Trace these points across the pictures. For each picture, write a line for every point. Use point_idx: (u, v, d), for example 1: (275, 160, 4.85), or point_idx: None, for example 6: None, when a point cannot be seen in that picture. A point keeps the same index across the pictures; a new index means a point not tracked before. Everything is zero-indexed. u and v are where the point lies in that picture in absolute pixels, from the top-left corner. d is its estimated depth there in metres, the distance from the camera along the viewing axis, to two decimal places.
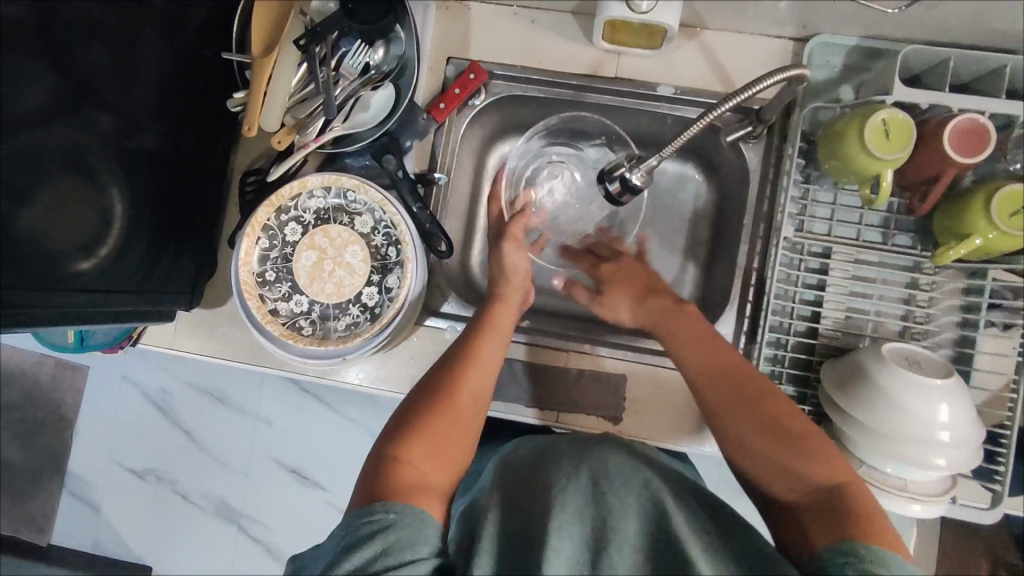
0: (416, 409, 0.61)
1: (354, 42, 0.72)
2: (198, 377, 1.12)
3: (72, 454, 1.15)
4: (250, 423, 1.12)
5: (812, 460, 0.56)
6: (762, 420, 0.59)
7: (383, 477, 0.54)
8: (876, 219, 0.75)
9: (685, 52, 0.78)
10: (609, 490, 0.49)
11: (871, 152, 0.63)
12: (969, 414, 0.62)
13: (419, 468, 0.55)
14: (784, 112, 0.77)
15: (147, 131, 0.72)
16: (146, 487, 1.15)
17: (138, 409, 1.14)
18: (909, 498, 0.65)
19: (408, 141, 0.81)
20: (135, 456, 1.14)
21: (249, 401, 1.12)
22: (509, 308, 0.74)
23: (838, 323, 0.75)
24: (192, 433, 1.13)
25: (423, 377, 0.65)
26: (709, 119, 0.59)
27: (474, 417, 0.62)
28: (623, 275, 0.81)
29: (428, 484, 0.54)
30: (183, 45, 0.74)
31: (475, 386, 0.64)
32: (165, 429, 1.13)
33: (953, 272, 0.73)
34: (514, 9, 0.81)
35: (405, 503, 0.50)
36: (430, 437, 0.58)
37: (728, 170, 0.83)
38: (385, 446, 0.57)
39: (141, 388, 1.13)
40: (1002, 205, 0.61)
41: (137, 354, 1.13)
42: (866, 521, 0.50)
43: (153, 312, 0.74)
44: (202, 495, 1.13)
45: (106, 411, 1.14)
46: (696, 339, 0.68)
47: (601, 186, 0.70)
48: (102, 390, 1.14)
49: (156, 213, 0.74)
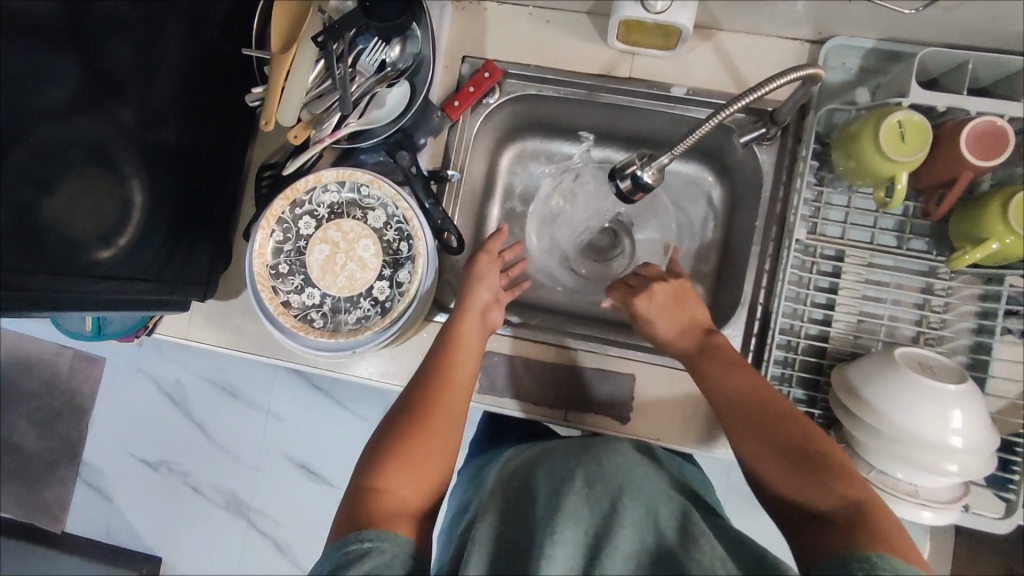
0: (390, 433, 0.62)
1: (371, 40, 0.73)
2: (211, 371, 1.14)
3: (86, 444, 1.17)
4: (262, 418, 1.13)
5: (834, 480, 0.55)
6: (782, 443, 0.59)
7: (362, 505, 0.55)
8: (891, 223, 0.74)
9: (699, 53, 0.78)
10: (604, 494, 0.48)
11: (886, 156, 0.62)
12: (981, 419, 0.61)
13: (399, 494, 0.57)
14: (799, 114, 0.76)
15: (168, 124, 0.74)
16: (158, 478, 1.16)
17: (151, 401, 1.16)
18: (919, 504, 0.64)
19: (422, 139, 0.82)
20: (148, 447, 1.16)
21: (260, 396, 1.13)
22: (472, 313, 0.73)
23: (850, 327, 0.74)
24: (204, 426, 1.15)
25: (399, 395, 0.66)
26: (719, 119, 0.60)
27: (449, 438, 0.63)
28: (656, 315, 0.75)
29: (407, 508, 0.56)
30: (206, 41, 0.75)
31: (450, 407, 0.65)
32: (177, 421, 1.15)
33: (969, 278, 0.72)
34: (530, 9, 0.82)
35: (378, 530, 0.52)
36: (410, 452, 0.60)
37: (740, 172, 0.83)
38: (361, 474, 0.59)
39: (155, 380, 1.15)
40: (1018, 211, 0.60)
41: (152, 347, 1.15)
42: (882, 532, 0.49)
43: (169, 301, 0.76)
44: (213, 488, 1.15)
45: (120, 402, 1.16)
46: (718, 370, 0.67)
47: (611, 184, 0.69)
48: (117, 381, 1.16)
49: (173, 202, 0.75)
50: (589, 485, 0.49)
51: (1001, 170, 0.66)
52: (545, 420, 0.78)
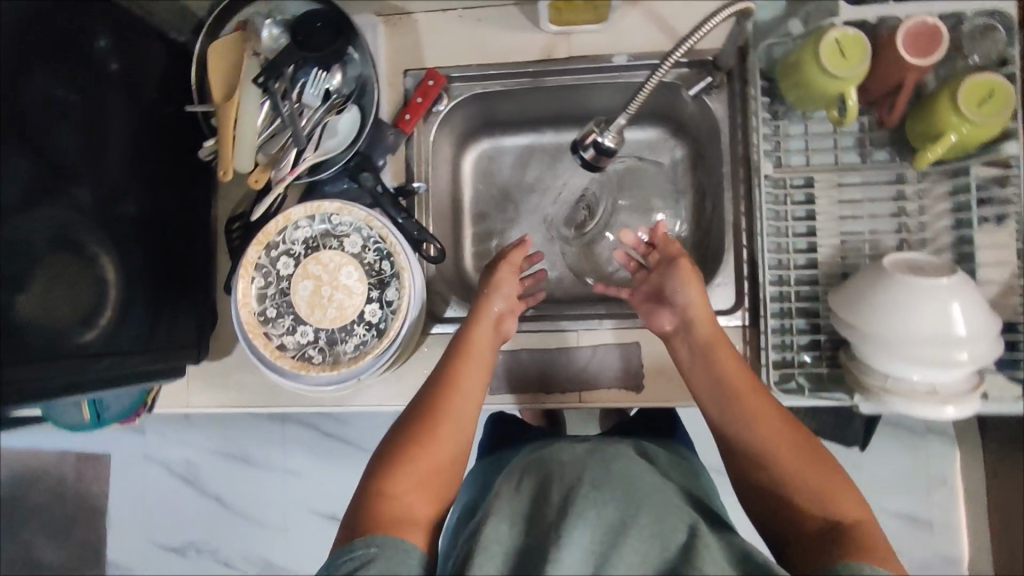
0: (399, 440, 0.61)
1: (311, 71, 0.74)
2: (220, 442, 1.12)
3: (108, 544, 1.14)
4: (280, 478, 1.11)
5: (825, 491, 0.56)
6: (785, 436, 0.60)
7: (368, 513, 0.55)
8: (850, 142, 0.76)
9: (632, 19, 0.80)
10: (612, 494, 0.49)
11: (828, 73, 0.64)
12: (979, 308, 0.62)
13: (405, 501, 0.56)
14: (740, 57, 0.78)
15: (128, 195, 0.73)
16: (187, 562, 1.13)
17: (164, 486, 1.13)
18: (940, 401, 0.62)
19: (382, 158, 0.82)
20: (170, 533, 1.13)
21: (274, 457, 1.11)
22: (484, 321, 0.71)
23: (836, 249, 0.75)
24: (223, 499, 1.12)
25: (404, 409, 0.65)
26: (655, 81, 0.63)
27: (457, 450, 0.62)
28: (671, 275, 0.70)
29: (416, 518, 0.56)
30: (147, 104, 0.75)
31: (460, 418, 0.64)
32: (194, 500, 1.13)
33: (937, 177, 0.73)
34: (459, 11, 0.83)
35: (385, 535, 0.52)
36: (416, 464, 0.59)
37: (696, 126, 0.85)
38: (368, 477, 0.59)
39: (165, 464, 1.13)
40: (968, 98, 0.62)
41: (155, 431, 1.13)
42: (869, 547, 0.50)
43: (163, 369, 0.76)
44: (244, 558, 1.12)
45: (133, 494, 1.14)
46: (714, 352, 0.66)
47: (575, 156, 0.70)
48: (125, 474, 1.14)
49: (148, 272, 0.74)
50: (597, 487, 0.49)
51: (943, 67, 0.68)
52: (561, 407, 0.78)
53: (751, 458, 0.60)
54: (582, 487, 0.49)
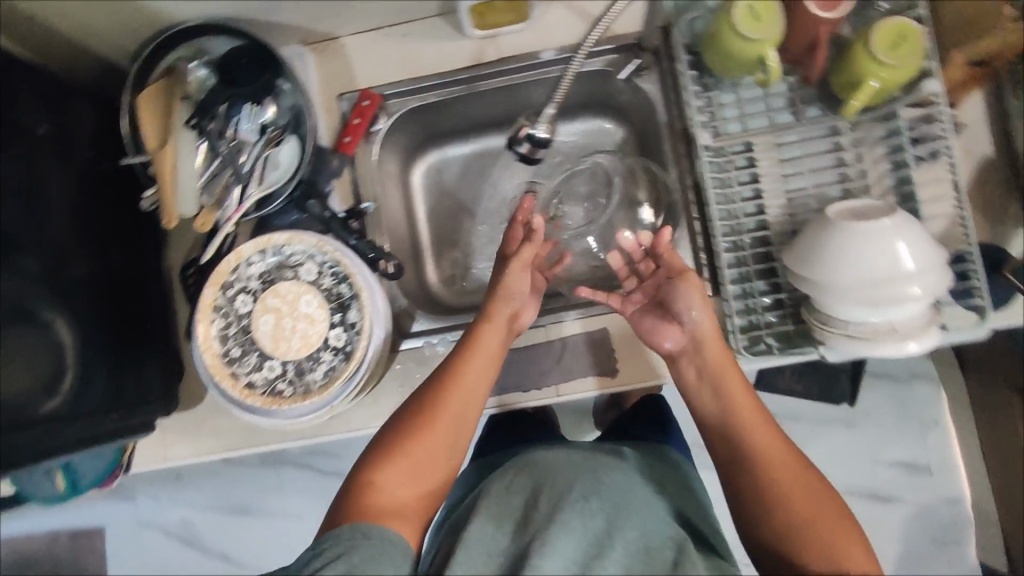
0: (394, 432, 0.63)
1: (243, 106, 0.73)
2: (216, 497, 1.10)
3: None
4: (282, 523, 1.09)
5: (837, 538, 0.55)
6: (795, 475, 0.60)
7: (356, 500, 0.57)
8: (782, 101, 0.77)
9: (554, 13, 0.81)
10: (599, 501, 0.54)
11: (746, 37, 0.66)
12: (925, 243, 0.63)
13: (393, 491, 0.59)
14: (664, 37, 0.80)
15: (76, 257, 0.72)
16: None
17: (165, 551, 1.10)
18: (901, 338, 0.63)
19: (328, 184, 0.82)
20: None
21: (273, 503, 1.09)
22: (497, 321, 0.70)
23: (783, 208, 0.76)
24: (227, 554, 1.10)
25: (406, 399, 0.66)
26: (574, 71, 0.70)
27: (451, 440, 0.63)
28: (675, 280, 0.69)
29: (402, 507, 0.58)
30: (82, 163, 0.74)
31: (458, 409, 0.65)
32: (198, 561, 1.10)
33: (869, 123, 0.74)
34: (385, 29, 0.83)
35: (372, 522, 0.54)
36: (410, 456, 0.61)
37: (634, 109, 0.86)
38: (362, 465, 0.61)
39: (163, 528, 1.10)
40: (881, 43, 0.64)
41: (147, 498, 1.10)
42: None
43: (134, 427, 0.74)
44: None
45: (134, 565, 1.11)
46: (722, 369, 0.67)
47: (512, 151, 0.74)
48: (123, 546, 1.11)
49: (106, 331, 0.73)
50: (587, 497, 0.54)
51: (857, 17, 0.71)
52: (539, 402, 0.79)
53: (756, 494, 0.60)
54: (573, 495, 0.54)
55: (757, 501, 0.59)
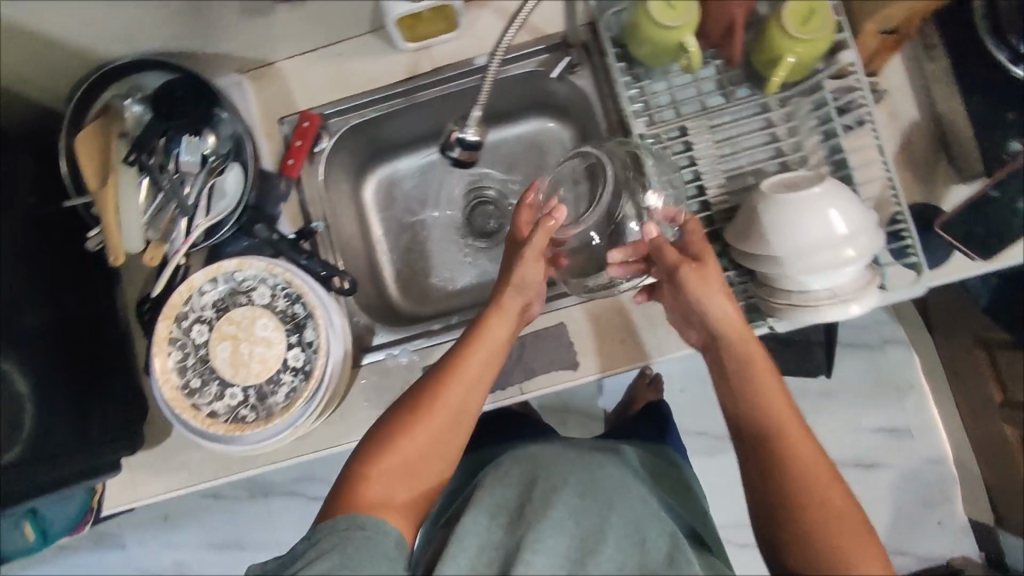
0: (388, 424, 0.64)
1: (182, 137, 0.75)
2: (211, 530, 1.17)
3: None
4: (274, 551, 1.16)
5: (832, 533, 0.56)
6: (812, 471, 0.59)
7: (352, 493, 0.59)
8: (712, 85, 0.79)
9: (483, 18, 0.81)
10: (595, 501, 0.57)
11: (663, 25, 0.67)
12: (854, 206, 0.65)
13: (388, 484, 0.60)
14: (592, 33, 0.81)
15: (22, 302, 0.71)
16: None
17: None
18: (842, 302, 0.65)
19: (275, 207, 0.82)
20: None
21: (265, 533, 1.16)
22: (506, 312, 0.70)
23: (723, 188, 0.77)
24: None
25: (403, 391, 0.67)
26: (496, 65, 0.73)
27: (449, 430, 0.64)
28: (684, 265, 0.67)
29: (395, 499, 0.59)
30: (26, 208, 0.74)
31: (455, 403, 0.65)
32: None
33: (798, 98, 0.76)
34: (319, 49, 0.83)
35: (365, 515, 0.56)
36: (407, 452, 0.62)
37: (571, 106, 0.87)
38: (357, 458, 0.62)
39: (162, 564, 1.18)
40: (792, 20, 0.66)
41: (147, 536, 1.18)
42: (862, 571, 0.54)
43: (95, 467, 0.74)
44: None
45: None
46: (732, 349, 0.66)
47: (446, 157, 0.81)
48: None
49: (60, 374, 0.72)
50: (581, 494, 0.57)
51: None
52: (503, 402, 0.80)
53: (771, 489, 0.60)
54: (572, 495, 0.57)
55: (773, 496, 0.59)
